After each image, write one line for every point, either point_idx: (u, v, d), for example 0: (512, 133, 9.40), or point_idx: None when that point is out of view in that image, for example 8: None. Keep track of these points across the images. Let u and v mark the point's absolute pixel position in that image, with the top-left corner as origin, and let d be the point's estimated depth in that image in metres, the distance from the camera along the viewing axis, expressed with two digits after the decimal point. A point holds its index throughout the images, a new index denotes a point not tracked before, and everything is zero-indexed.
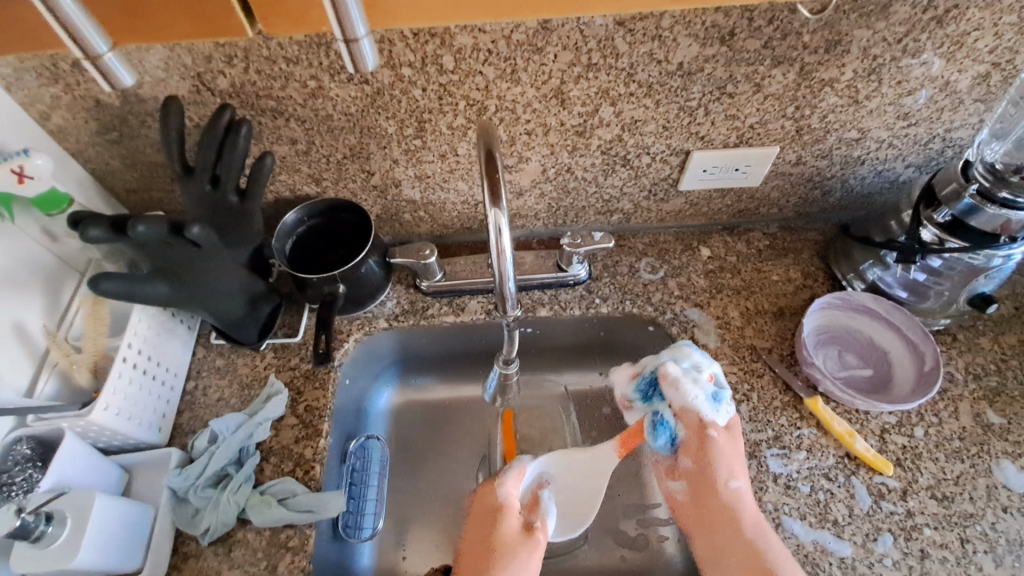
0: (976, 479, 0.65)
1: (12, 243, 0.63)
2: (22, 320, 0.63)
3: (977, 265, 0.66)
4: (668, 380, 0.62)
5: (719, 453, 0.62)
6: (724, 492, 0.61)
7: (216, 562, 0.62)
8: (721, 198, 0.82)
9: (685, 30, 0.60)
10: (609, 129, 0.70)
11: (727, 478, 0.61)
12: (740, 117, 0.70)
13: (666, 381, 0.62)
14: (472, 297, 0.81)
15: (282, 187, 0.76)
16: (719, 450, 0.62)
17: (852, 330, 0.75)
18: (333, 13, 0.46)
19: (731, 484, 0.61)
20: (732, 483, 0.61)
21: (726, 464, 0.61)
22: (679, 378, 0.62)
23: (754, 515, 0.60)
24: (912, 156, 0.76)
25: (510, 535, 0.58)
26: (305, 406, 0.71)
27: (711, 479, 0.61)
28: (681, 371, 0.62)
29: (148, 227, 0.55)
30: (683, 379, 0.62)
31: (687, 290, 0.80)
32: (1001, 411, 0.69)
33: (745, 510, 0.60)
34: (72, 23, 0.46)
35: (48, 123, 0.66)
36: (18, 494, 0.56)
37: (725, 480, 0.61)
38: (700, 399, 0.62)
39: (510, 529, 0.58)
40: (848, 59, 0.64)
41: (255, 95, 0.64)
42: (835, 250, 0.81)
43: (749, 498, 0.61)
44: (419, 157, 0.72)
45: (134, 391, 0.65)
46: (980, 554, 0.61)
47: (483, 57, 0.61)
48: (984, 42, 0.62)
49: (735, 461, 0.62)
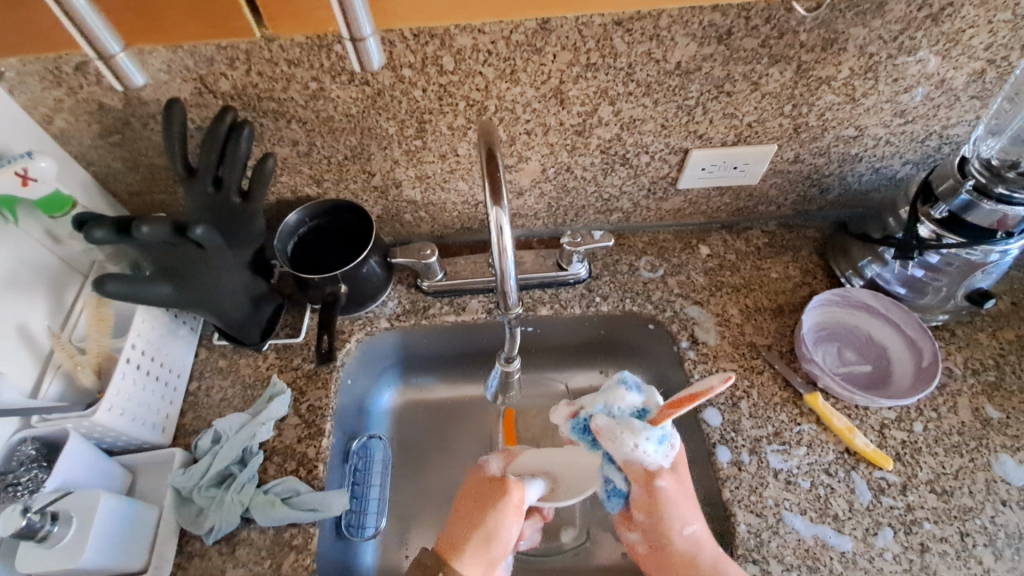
0: (975, 473, 0.65)
1: (16, 245, 0.63)
2: (26, 322, 0.63)
3: (975, 260, 0.67)
4: (602, 434, 0.56)
5: (669, 501, 0.57)
6: (681, 536, 0.57)
7: (220, 561, 0.63)
8: (720, 196, 0.82)
9: (683, 29, 0.60)
10: (608, 129, 0.71)
11: (682, 524, 0.57)
12: (738, 115, 0.70)
13: (602, 437, 0.56)
14: (473, 296, 0.82)
15: (284, 189, 0.77)
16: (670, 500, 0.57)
17: (850, 327, 0.75)
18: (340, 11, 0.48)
19: (686, 530, 0.57)
20: (687, 528, 0.57)
21: (677, 513, 0.57)
22: (613, 431, 0.56)
23: (715, 552, 0.57)
24: (910, 153, 0.77)
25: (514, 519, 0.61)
26: (308, 406, 0.72)
27: (664, 528, 0.57)
28: (613, 423, 0.56)
29: (152, 228, 0.55)
30: (618, 432, 0.55)
31: (687, 288, 0.80)
32: (999, 406, 0.70)
33: (703, 546, 0.57)
34: (85, 22, 0.48)
35: (51, 127, 0.67)
36: (24, 494, 0.57)
37: (681, 527, 0.57)
38: (642, 450, 0.55)
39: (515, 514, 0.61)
40: (845, 57, 0.64)
41: (257, 97, 0.65)
42: (834, 248, 0.81)
43: (706, 538, 0.58)
44: (420, 158, 0.73)
45: (138, 392, 0.66)
46: (980, 548, 0.61)
47: (482, 58, 0.62)
48: (980, 40, 0.63)
49: (678, 510, 0.57)
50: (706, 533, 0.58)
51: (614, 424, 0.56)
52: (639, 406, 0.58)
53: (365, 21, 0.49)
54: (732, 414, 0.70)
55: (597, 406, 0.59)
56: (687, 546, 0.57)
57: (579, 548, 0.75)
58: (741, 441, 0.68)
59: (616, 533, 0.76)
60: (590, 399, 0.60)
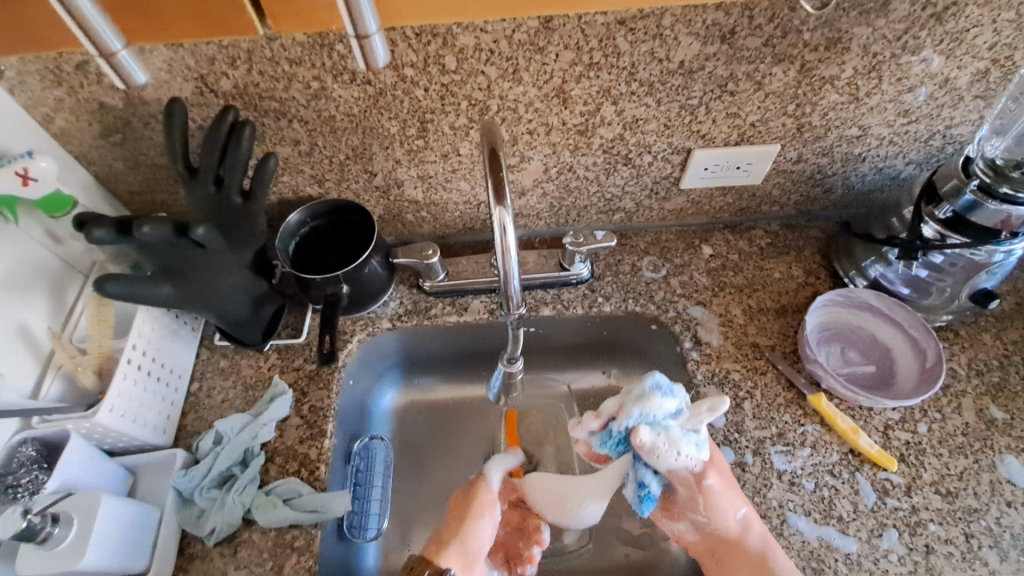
0: (980, 474, 0.65)
1: (16, 245, 0.63)
2: (26, 323, 0.63)
3: (979, 260, 0.67)
4: (644, 450, 0.55)
5: (717, 497, 0.58)
6: (732, 523, 0.59)
7: (222, 562, 0.62)
8: (722, 196, 0.82)
9: (686, 29, 0.60)
10: (610, 128, 0.71)
11: (731, 511, 0.59)
12: (741, 115, 0.70)
13: (642, 450, 0.55)
14: (475, 297, 0.82)
15: (285, 189, 0.77)
16: (720, 492, 0.58)
17: (853, 327, 0.75)
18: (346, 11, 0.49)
19: (737, 515, 0.59)
20: (736, 515, 0.59)
21: (727, 502, 0.58)
22: (654, 445, 0.55)
23: (764, 533, 0.59)
24: (913, 152, 0.76)
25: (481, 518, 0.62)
26: (310, 406, 0.72)
27: (714, 519, 0.59)
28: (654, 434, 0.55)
29: (153, 228, 0.55)
30: (658, 445, 0.55)
31: (690, 288, 0.80)
32: (1004, 407, 0.69)
33: (753, 530, 0.59)
34: (88, 21, 0.48)
35: (52, 127, 0.66)
36: (25, 496, 0.57)
37: (731, 514, 0.59)
38: (684, 455, 0.55)
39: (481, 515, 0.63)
40: (848, 56, 0.64)
41: (258, 97, 0.64)
42: (837, 248, 0.81)
43: (756, 522, 0.59)
44: (422, 158, 0.73)
45: (139, 393, 0.65)
46: (985, 549, 0.61)
47: (485, 57, 0.61)
48: (983, 39, 0.63)
49: (728, 501, 0.58)
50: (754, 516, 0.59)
51: (656, 437, 0.55)
52: (673, 409, 0.56)
53: (369, 16, 0.49)
54: (735, 415, 0.69)
55: (631, 414, 0.56)
56: (738, 533, 0.58)
57: (581, 550, 0.75)
58: (745, 442, 0.68)
59: (619, 535, 0.75)
60: (622, 409, 0.57)
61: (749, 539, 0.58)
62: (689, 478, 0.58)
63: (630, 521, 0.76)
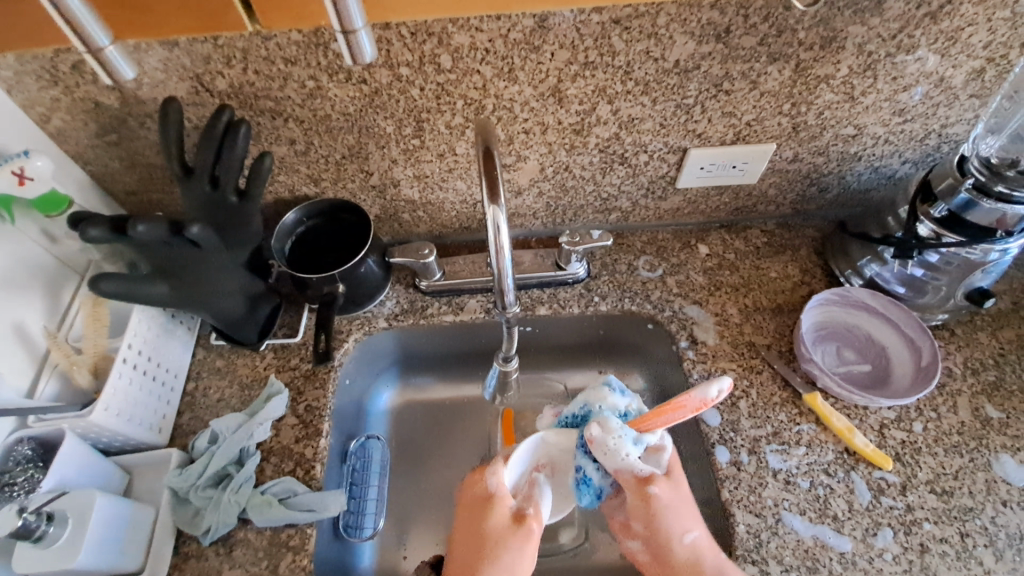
0: (975, 473, 0.65)
1: (13, 245, 0.63)
2: (22, 322, 0.63)
3: (975, 259, 0.67)
4: (595, 443, 0.58)
5: (664, 507, 0.57)
6: (682, 545, 0.56)
7: (217, 562, 0.62)
8: (718, 196, 0.82)
9: (681, 28, 0.60)
10: (606, 127, 0.71)
11: (681, 532, 0.57)
12: (736, 114, 0.70)
13: (593, 445, 0.58)
14: (471, 296, 0.82)
15: (282, 188, 0.77)
16: (658, 508, 0.57)
17: (849, 326, 0.75)
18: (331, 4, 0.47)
19: (686, 538, 0.57)
20: (687, 536, 0.57)
21: (676, 517, 0.57)
22: (606, 441, 0.57)
23: (718, 560, 0.56)
24: (909, 152, 0.76)
25: (501, 526, 0.57)
26: (306, 406, 0.72)
27: (659, 535, 0.57)
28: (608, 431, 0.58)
29: (148, 227, 0.55)
30: (609, 441, 0.57)
31: (686, 287, 0.80)
32: (999, 405, 0.69)
33: (706, 554, 0.56)
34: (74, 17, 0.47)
35: (48, 126, 0.66)
36: (20, 494, 0.57)
37: (680, 534, 0.57)
38: (626, 443, 0.58)
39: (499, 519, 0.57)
40: (843, 55, 0.64)
41: (254, 96, 0.64)
42: (833, 247, 0.81)
43: (708, 547, 0.57)
44: (418, 157, 0.73)
45: (134, 392, 0.65)
46: (980, 548, 0.61)
47: (480, 56, 0.62)
48: (979, 38, 0.63)
49: (673, 516, 0.57)
50: (706, 540, 0.57)
51: (603, 431, 0.58)
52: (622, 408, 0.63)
53: (355, 9, 0.48)
54: (731, 414, 0.70)
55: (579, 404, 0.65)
56: (688, 558, 0.56)
57: (577, 549, 0.75)
58: (740, 441, 0.68)
59: (615, 534, 0.75)
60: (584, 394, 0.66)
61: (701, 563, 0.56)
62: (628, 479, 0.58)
63: None
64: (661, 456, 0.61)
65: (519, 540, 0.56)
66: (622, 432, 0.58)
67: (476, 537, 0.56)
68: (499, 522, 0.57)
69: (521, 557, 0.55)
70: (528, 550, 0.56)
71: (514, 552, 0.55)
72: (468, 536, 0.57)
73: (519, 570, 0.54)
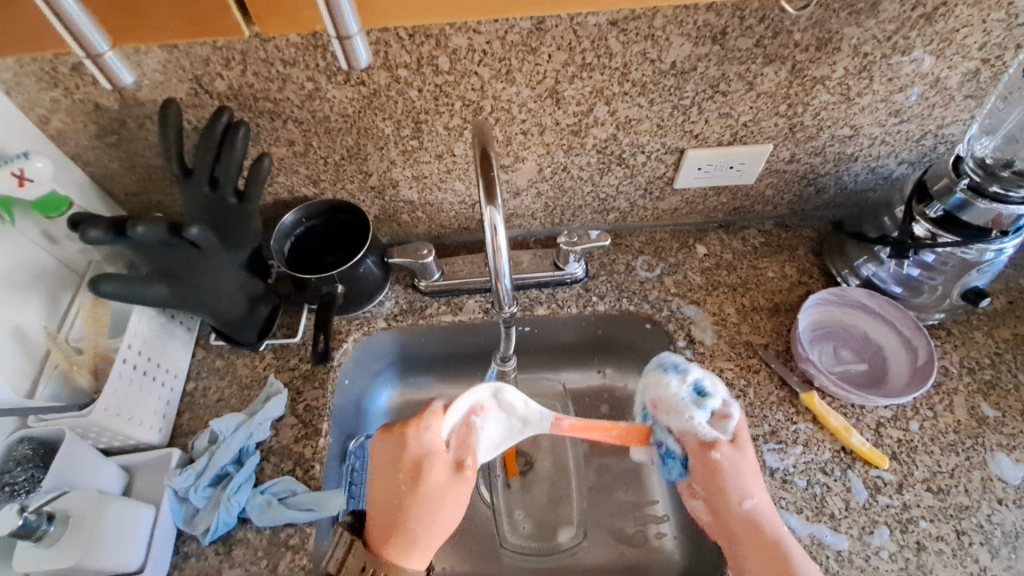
0: (971, 472, 0.66)
1: (13, 246, 0.63)
2: (22, 323, 0.64)
3: (970, 259, 0.67)
4: (663, 410, 0.56)
5: (728, 474, 0.56)
6: (739, 508, 0.56)
7: (217, 561, 0.63)
8: (716, 196, 0.82)
9: (677, 30, 0.60)
10: (604, 129, 0.71)
11: (741, 498, 0.56)
12: (733, 115, 0.70)
13: (663, 412, 0.56)
14: (470, 296, 0.82)
15: (281, 189, 0.77)
16: (738, 465, 0.56)
17: (846, 326, 0.76)
18: (325, 7, 0.48)
19: (747, 503, 0.56)
20: (746, 502, 0.56)
21: (739, 483, 0.56)
22: (671, 406, 0.55)
23: (777, 526, 0.56)
24: (905, 152, 0.77)
25: (438, 481, 0.54)
26: (305, 405, 0.72)
27: (722, 502, 0.56)
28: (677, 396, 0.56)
29: (147, 228, 0.55)
30: (675, 404, 0.55)
31: (684, 287, 0.80)
32: (995, 404, 0.70)
33: (765, 523, 0.56)
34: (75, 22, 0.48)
35: (48, 128, 0.67)
36: (22, 493, 0.57)
37: (740, 500, 0.56)
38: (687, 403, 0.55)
39: (436, 474, 0.54)
40: (839, 56, 0.64)
41: (253, 97, 0.65)
42: (830, 247, 0.81)
43: (767, 513, 0.56)
44: (416, 158, 0.73)
45: (134, 392, 0.66)
46: (976, 546, 0.61)
47: (478, 58, 0.62)
48: (973, 39, 0.63)
49: (741, 479, 0.56)
50: (765, 506, 0.56)
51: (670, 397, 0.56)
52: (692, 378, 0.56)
53: (349, 16, 0.49)
54: None
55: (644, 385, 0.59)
56: (747, 521, 0.55)
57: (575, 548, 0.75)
58: None
59: (613, 533, 0.76)
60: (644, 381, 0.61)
61: (760, 530, 0.55)
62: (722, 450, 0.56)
63: (624, 520, 0.76)
64: (728, 422, 0.57)
65: (456, 494, 0.55)
66: (682, 394, 0.55)
67: (402, 501, 0.55)
68: (432, 482, 0.54)
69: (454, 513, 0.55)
70: (458, 505, 0.55)
71: (444, 509, 0.55)
72: (396, 499, 0.55)
73: (447, 527, 0.56)
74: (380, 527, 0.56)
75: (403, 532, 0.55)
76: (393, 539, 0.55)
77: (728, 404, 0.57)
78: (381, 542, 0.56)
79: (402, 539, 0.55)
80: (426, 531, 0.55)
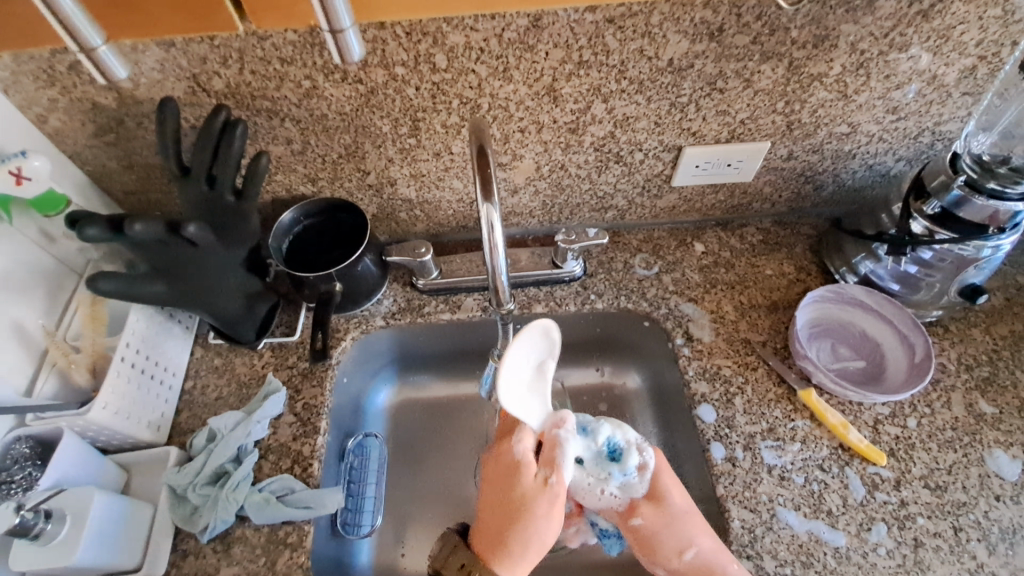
0: (969, 468, 0.66)
1: (11, 245, 0.63)
2: (21, 321, 0.64)
3: (967, 256, 0.67)
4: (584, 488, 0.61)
5: (655, 533, 0.58)
6: (685, 560, 0.57)
7: (215, 559, 0.63)
8: (714, 194, 0.82)
9: (675, 27, 0.61)
10: (601, 126, 0.71)
11: (680, 551, 0.57)
12: (731, 112, 0.70)
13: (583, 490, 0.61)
14: (468, 294, 0.82)
15: (279, 188, 0.77)
16: (670, 517, 0.58)
17: (844, 323, 0.76)
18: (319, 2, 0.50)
19: (686, 556, 0.57)
20: (688, 552, 0.57)
21: (676, 535, 0.57)
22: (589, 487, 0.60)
23: (723, 562, 0.57)
24: (903, 149, 0.77)
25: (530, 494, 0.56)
26: (303, 404, 0.72)
27: (664, 559, 0.58)
28: (595, 466, 0.60)
29: (145, 226, 0.55)
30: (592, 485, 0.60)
31: (682, 285, 0.80)
32: (992, 401, 0.70)
33: (711, 568, 0.56)
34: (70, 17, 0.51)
35: (46, 126, 0.67)
36: (18, 492, 0.57)
37: (680, 552, 0.57)
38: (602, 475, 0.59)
39: (527, 484, 0.56)
40: (836, 53, 0.64)
41: (250, 96, 0.65)
42: (828, 244, 0.81)
43: (715, 557, 0.57)
44: (414, 156, 0.73)
45: (133, 390, 0.66)
46: (974, 542, 0.61)
47: (475, 55, 0.62)
48: (970, 36, 0.63)
49: (671, 534, 0.57)
50: (711, 551, 0.57)
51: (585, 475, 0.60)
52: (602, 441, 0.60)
53: (343, 11, 0.51)
54: (726, 410, 0.70)
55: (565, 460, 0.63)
56: (694, 569, 0.57)
57: (574, 546, 0.75)
58: (735, 437, 0.68)
59: None
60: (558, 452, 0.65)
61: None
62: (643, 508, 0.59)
63: None
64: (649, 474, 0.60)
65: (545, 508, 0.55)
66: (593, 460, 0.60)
67: (504, 507, 0.56)
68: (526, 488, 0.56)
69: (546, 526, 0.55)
70: (553, 521, 0.55)
71: (543, 524, 0.55)
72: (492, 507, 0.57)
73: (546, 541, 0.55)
74: (478, 540, 0.56)
75: (501, 539, 0.55)
76: (489, 547, 0.55)
77: (644, 453, 0.60)
78: (487, 549, 0.55)
79: (502, 547, 0.54)
80: (525, 543, 0.54)
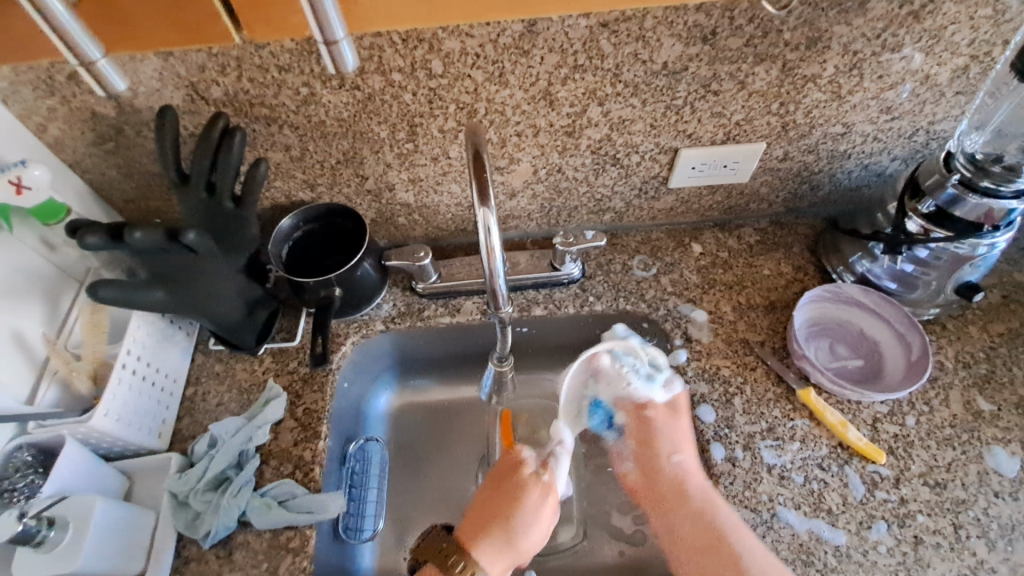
0: (968, 465, 0.66)
1: (12, 253, 0.64)
2: (22, 330, 0.64)
3: (963, 253, 0.68)
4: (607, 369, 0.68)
5: (659, 433, 0.67)
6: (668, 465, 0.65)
7: (217, 565, 0.63)
8: (710, 195, 0.83)
9: (668, 30, 0.61)
10: (597, 129, 0.71)
11: (670, 453, 0.65)
12: (725, 114, 0.71)
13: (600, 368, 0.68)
14: (468, 297, 0.82)
15: (278, 194, 0.77)
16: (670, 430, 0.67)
17: (842, 322, 0.76)
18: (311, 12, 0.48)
19: (675, 459, 0.65)
20: (672, 459, 0.65)
21: (671, 440, 0.66)
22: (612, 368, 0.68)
23: (700, 483, 0.63)
24: (898, 149, 0.77)
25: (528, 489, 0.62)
26: (304, 409, 0.72)
27: (652, 457, 0.66)
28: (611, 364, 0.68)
29: (144, 234, 0.56)
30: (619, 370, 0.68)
31: (680, 286, 0.81)
32: (990, 398, 0.70)
33: (690, 477, 0.64)
34: (64, 29, 0.48)
35: (46, 136, 0.67)
36: (20, 499, 0.58)
37: (669, 455, 0.65)
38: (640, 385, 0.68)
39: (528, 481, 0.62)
40: (829, 55, 0.65)
41: (248, 103, 0.65)
42: (825, 244, 0.82)
43: (693, 471, 0.64)
44: (412, 161, 0.74)
45: (134, 398, 0.66)
46: (973, 540, 0.62)
47: (471, 61, 0.62)
48: (962, 36, 0.64)
49: (671, 437, 0.66)
50: (693, 465, 0.65)
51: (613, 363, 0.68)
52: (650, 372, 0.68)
53: (334, 20, 0.49)
54: (726, 410, 0.70)
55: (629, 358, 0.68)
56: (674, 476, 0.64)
57: (576, 547, 0.75)
58: (735, 437, 0.68)
59: (611, 531, 0.76)
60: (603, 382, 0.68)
61: (687, 483, 0.63)
62: (659, 408, 0.68)
63: (622, 519, 0.76)
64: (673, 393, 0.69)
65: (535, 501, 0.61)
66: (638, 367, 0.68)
67: (491, 507, 0.61)
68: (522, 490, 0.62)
69: (534, 520, 0.60)
70: (545, 518, 0.61)
71: (535, 530, 0.60)
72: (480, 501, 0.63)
73: (538, 538, 0.60)
74: (466, 529, 0.61)
75: (489, 532, 0.60)
76: (481, 536, 0.59)
77: (672, 378, 0.69)
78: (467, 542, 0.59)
79: (489, 540, 0.59)
80: (508, 536, 0.59)
